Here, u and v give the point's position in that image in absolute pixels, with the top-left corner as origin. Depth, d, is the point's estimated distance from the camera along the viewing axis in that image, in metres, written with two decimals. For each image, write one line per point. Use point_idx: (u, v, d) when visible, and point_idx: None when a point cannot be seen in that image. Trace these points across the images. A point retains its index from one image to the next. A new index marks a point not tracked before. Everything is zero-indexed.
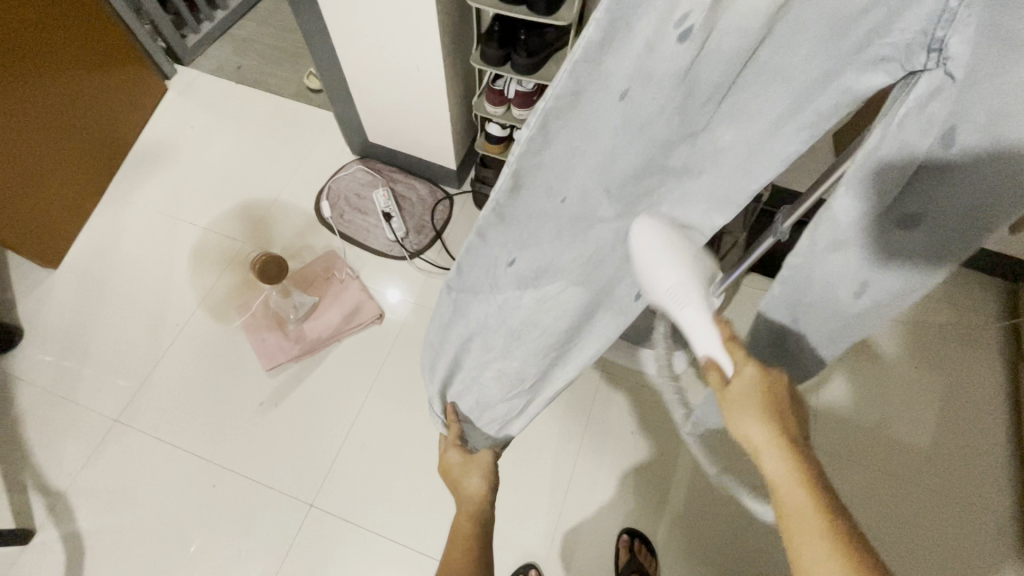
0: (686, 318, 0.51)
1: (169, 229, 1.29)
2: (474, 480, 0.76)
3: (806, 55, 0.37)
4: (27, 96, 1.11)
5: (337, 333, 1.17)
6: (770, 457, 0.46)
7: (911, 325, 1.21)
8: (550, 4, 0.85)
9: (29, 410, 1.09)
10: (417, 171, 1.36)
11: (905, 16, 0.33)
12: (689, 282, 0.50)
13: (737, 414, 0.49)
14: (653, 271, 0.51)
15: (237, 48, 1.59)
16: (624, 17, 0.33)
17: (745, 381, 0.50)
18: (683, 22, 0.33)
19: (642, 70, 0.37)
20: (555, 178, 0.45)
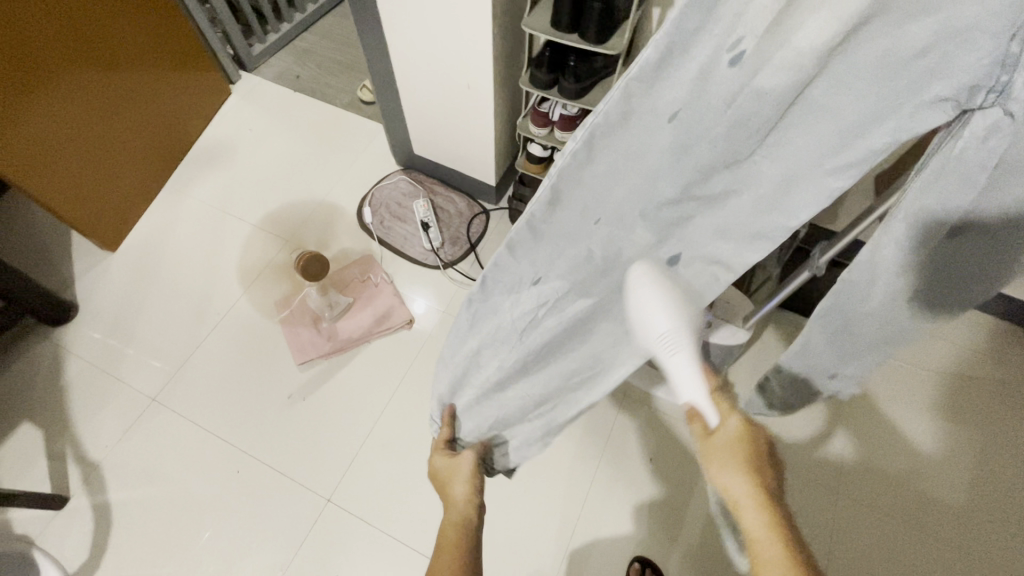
0: (674, 367, 0.47)
1: (219, 223, 1.36)
2: (459, 487, 0.73)
3: (859, 93, 0.35)
4: (98, 90, 1.19)
5: (368, 334, 1.21)
6: (753, 513, 0.44)
7: (954, 377, 1.17)
8: (602, 33, 0.88)
9: (76, 382, 1.15)
10: (456, 185, 1.40)
11: (965, 54, 0.31)
12: (682, 330, 0.46)
13: (720, 469, 0.47)
14: (647, 311, 0.46)
15: (298, 58, 1.68)
16: (679, 42, 0.33)
17: (727, 434, 0.48)
18: (736, 47, 0.34)
19: (698, 95, 0.36)
20: (592, 201, 0.45)
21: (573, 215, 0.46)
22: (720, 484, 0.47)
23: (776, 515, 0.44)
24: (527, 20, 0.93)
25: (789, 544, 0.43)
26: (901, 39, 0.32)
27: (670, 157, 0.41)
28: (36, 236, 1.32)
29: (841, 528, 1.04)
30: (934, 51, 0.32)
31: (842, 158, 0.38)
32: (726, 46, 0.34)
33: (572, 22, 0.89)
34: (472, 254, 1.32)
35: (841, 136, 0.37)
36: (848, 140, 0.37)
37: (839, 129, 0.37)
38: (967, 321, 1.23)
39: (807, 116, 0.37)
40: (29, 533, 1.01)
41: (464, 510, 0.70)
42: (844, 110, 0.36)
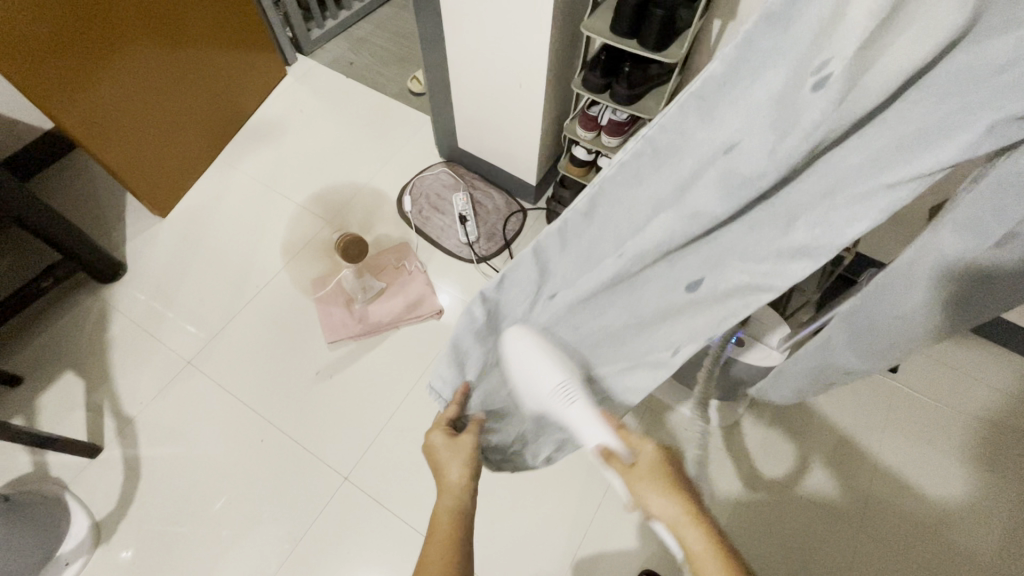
0: (575, 415, 0.54)
1: (264, 199, 1.40)
2: (455, 471, 0.62)
3: (925, 111, 0.34)
4: (168, 64, 1.25)
5: (398, 320, 1.22)
6: (689, 530, 0.48)
7: (989, 426, 1.12)
8: (661, 42, 0.88)
9: (118, 337, 1.20)
10: (496, 181, 1.41)
11: None
12: (573, 381, 0.55)
13: (646, 495, 0.51)
14: (539, 369, 0.54)
15: (353, 46, 1.72)
16: (750, 61, 0.35)
17: (646, 459, 0.52)
18: (821, 71, 0.34)
19: (761, 129, 0.37)
20: (624, 223, 0.45)
21: (603, 230, 0.46)
22: (649, 510, 0.51)
23: (707, 524, 0.48)
24: (586, 23, 0.93)
25: (728, 558, 0.46)
26: (979, 57, 0.31)
27: (719, 192, 0.40)
28: (94, 195, 1.38)
29: (859, 564, 1.01)
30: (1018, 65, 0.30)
31: (888, 176, 0.36)
32: (810, 69, 0.34)
33: (633, 29, 0.89)
34: (506, 251, 1.33)
35: (898, 149, 0.35)
36: (902, 157, 0.35)
37: (895, 141, 0.35)
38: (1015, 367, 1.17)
39: (869, 132, 0.37)
40: (63, 477, 1.06)
41: (460, 496, 0.61)
42: (903, 124, 0.35)
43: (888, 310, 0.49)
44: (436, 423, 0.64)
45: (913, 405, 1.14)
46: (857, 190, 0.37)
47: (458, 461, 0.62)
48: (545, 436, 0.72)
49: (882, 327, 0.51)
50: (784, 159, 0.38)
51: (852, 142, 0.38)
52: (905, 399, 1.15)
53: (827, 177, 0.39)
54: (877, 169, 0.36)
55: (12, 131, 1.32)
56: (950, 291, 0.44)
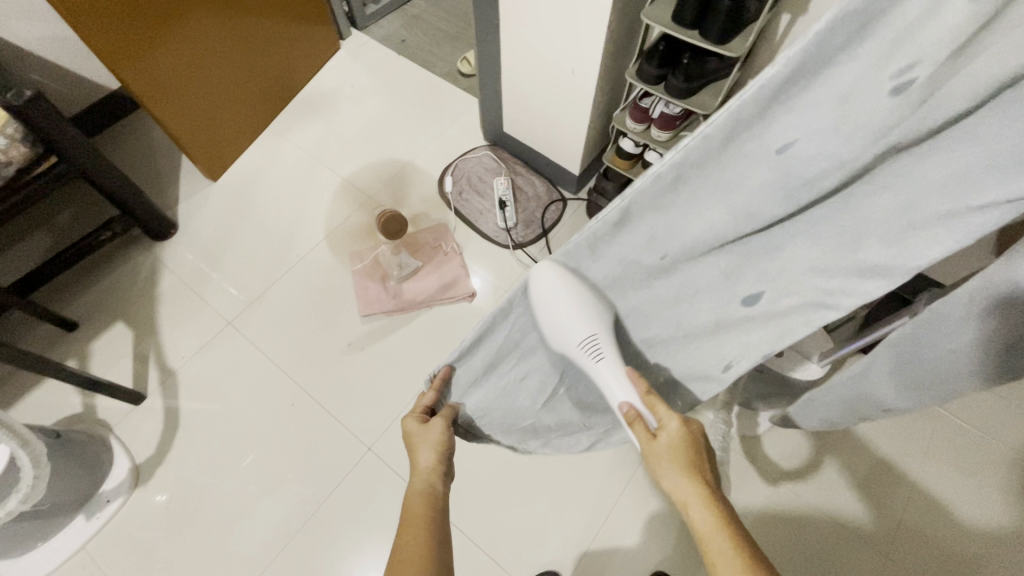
0: (600, 372, 0.57)
1: (311, 170, 1.43)
2: (426, 454, 0.64)
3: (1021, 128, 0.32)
4: (229, 30, 1.28)
5: (431, 299, 1.24)
6: (699, 508, 0.50)
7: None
8: (725, 35, 0.84)
9: (166, 293, 1.26)
10: (539, 168, 1.40)
11: None
12: (603, 335, 0.57)
13: (663, 471, 0.53)
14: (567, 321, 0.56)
15: (406, 23, 1.72)
16: (808, 68, 0.36)
17: (668, 436, 0.53)
18: (906, 72, 0.35)
19: (819, 131, 0.40)
20: (663, 229, 0.50)
21: (640, 240, 0.52)
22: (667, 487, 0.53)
23: (713, 497, 0.50)
24: (646, 10, 0.90)
25: (734, 533, 0.47)
26: None
27: (771, 192, 0.44)
28: (153, 155, 1.44)
29: None
30: None
31: (969, 199, 0.35)
32: (894, 71, 0.35)
33: (696, 17, 0.86)
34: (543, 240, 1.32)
35: (987, 169, 0.34)
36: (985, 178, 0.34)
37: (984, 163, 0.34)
38: None
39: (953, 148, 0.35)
40: (108, 420, 1.13)
41: (431, 481, 0.62)
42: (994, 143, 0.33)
43: (936, 343, 0.49)
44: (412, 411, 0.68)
45: (960, 436, 1.08)
46: (938, 209, 0.37)
47: (429, 444, 0.64)
48: (571, 443, 0.78)
49: (927, 357, 0.51)
50: (841, 152, 0.41)
51: (932, 159, 0.37)
52: (948, 427, 1.09)
53: (904, 192, 0.39)
54: (957, 192, 0.36)
55: (81, 89, 1.38)
56: (1005, 320, 0.43)
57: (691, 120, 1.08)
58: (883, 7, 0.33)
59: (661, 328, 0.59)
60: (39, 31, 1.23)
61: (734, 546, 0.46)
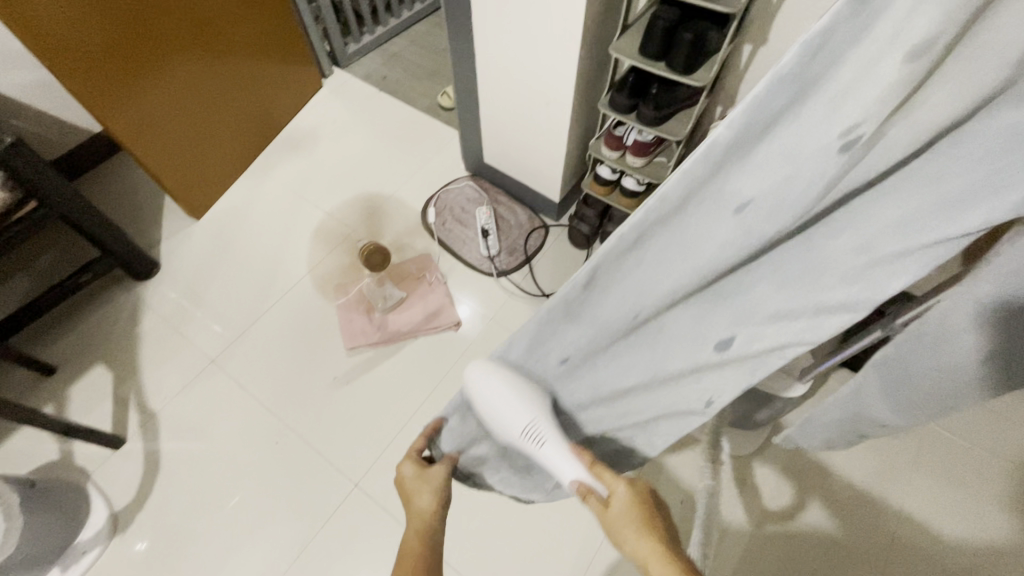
0: (547, 455, 0.61)
1: (295, 206, 1.44)
2: (425, 498, 0.65)
3: (968, 166, 0.35)
4: (210, 70, 1.30)
5: (415, 330, 1.24)
6: (659, 568, 0.50)
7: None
8: (689, 65, 0.88)
9: (147, 334, 1.25)
10: (519, 197, 1.43)
11: None
12: (541, 420, 0.61)
13: (621, 536, 0.54)
14: (506, 418, 0.62)
15: (387, 60, 1.77)
16: (752, 129, 0.36)
17: (619, 501, 0.55)
18: (854, 130, 0.35)
19: (772, 190, 0.39)
20: (633, 292, 0.51)
21: (613, 300, 0.53)
22: (628, 551, 0.53)
23: (667, 551, 0.51)
24: (614, 44, 0.94)
25: None
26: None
27: (729, 244, 0.43)
28: (135, 196, 1.44)
29: None
30: None
31: (924, 237, 0.38)
32: (841, 131, 0.35)
33: (661, 50, 0.90)
34: (526, 267, 1.34)
35: (940, 207, 0.37)
36: (947, 215, 0.37)
37: (938, 203, 0.37)
38: None
39: (908, 187, 0.39)
40: (86, 466, 1.10)
41: (430, 523, 0.63)
42: (946, 181, 0.36)
43: (917, 368, 0.51)
44: (407, 456, 0.68)
45: (948, 449, 1.09)
46: (893, 247, 0.40)
47: (429, 488, 0.66)
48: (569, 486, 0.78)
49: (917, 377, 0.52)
50: (794, 208, 0.40)
51: (886, 199, 0.40)
52: (932, 438, 1.10)
53: (862, 232, 0.41)
54: (915, 230, 0.38)
55: (63, 132, 1.39)
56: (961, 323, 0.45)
57: (664, 145, 1.11)
58: (818, 74, 0.33)
59: (640, 372, 0.59)
60: (21, 78, 1.25)
61: None
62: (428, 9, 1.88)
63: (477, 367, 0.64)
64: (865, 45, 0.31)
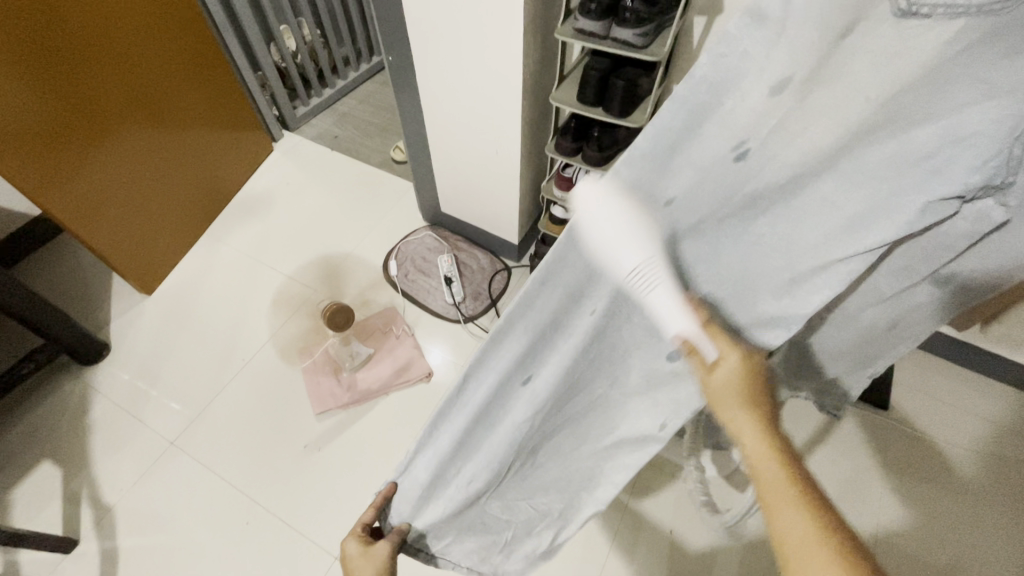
0: (655, 301, 0.42)
1: (252, 271, 1.41)
2: None
3: (862, 192, 0.39)
4: (156, 143, 1.30)
5: (387, 386, 1.22)
6: (764, 451, 0.44)
7: (991, 458, 1.13)
8: (624, 108, 0.93)
9: (99, 421, 1.17)
10: (479, 242, 1.45)
11: (959, 163, 0.36)
12: (655, 260, 0.39)
13: (726, 405, 0.46)
14: (621, 247, 0.38)
15: (337, 119, 1.80)
16: (663, 142, 0.36)
17: (729, 369, 0.45)
18: (742, 145, 0.37)
19: (692, 190, 0.38)
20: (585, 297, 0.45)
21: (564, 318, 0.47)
22: (726, 419, 0.47)
23: (768, 427, 0.46)
24: (554, 94, 0.99)
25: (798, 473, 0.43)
26: (906, 143, 0.37)
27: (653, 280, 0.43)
28: (81, 277, 1.39)
29: None
30: (941, 153, 0.36)
31: (836, 254, 0.40)
32: (733, 144, 0.37)
33: (597, 96, 0.95)
34: (492, 309, 1.35)
35: (847, 230, 0.40)
36: (857, 231, 0.39)
37: (844, 223, 0.40)
38: (995, 396, 1.20)
39: (815, 210, 0.40)
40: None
41: None
42: (847, 205, 0.39)
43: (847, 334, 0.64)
44: (354, 531, 0.67)
45: (919, 452, 1.14)
46: (812, 264, 0.41)
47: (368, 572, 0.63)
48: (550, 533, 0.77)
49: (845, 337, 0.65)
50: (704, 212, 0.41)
51: (803, 221, 0.41)
52: (896, 434, 1.16)
53: (784, 253, 0.42)
54: (829, 249, 0.40)
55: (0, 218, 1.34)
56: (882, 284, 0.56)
57: None
58: (707, 102, 0.35)
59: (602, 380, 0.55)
60: None
61: (804, 497, 0.41)
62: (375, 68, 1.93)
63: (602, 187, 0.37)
64: (741, 78, 0.34)
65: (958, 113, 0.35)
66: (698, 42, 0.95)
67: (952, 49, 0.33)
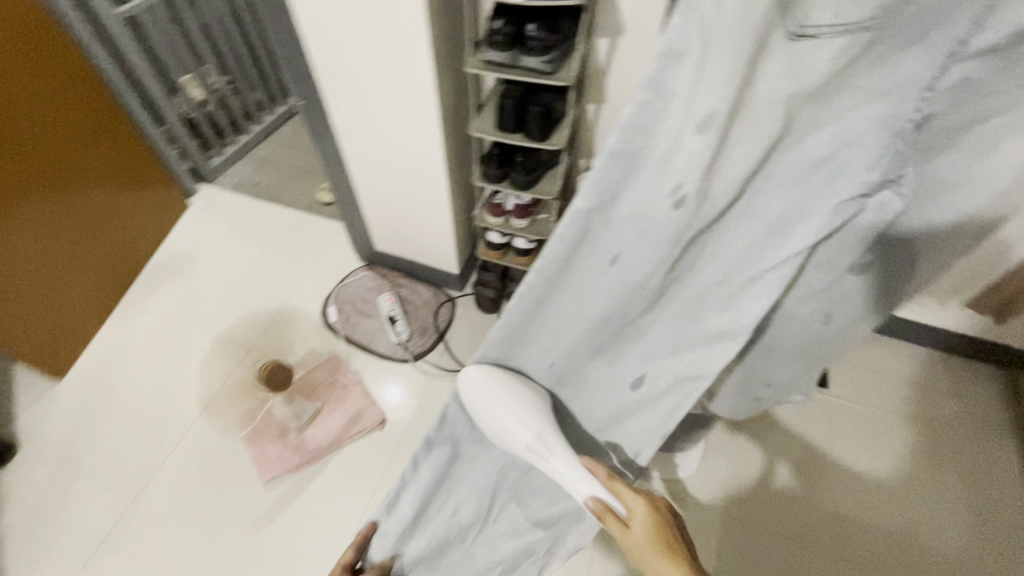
0: (556, 469, 0.58)
1: (177, 338, 1.32)
2: None
3: (782, 197, 0.46)
4: (52, 213, 1.18)
5: (338, 441, 1.16)
6: None
7: (934, 434, 1.19)
8: (544, 130, 0.95)
9: (16, 530, 1.06)
10: (419, 275, 1.42)
11: (851, 165, 0.44)
12: (544, 434, 0.58)
13: (644, 555, 0.56)
14: (513, 428, 0.57)
15: (256, 166, 1.72)
16: (605, 188, 0.41)
17: (639, 522, 0.57)
18: (679, 191, 0.41)
19: (633, 243, 0.45)
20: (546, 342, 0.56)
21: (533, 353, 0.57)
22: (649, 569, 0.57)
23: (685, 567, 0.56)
24: (472, 124, 0.99)
25: None
26: (807, 152, 0.45)
27: (617, 296, 0.49)
28: None
29: None
30: (835, 157, 0.44)
31: (768, 259, 0.48)
32: (670, 191, 0.41)
33: (515, 122, 0.96)
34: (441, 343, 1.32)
35: (774, 233, 0.47)
36: (782, 236, 0.47)
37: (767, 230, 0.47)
38: (920, 357, 1.29)
39: (741, 221, 0.49)
40: None
41: None
42: (767, 212, 0.47)
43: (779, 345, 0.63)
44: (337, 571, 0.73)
45: (871, 457, 1.17)
46: (750, 271, 0.49)
47: None
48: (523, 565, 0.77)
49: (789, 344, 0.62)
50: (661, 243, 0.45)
51: (733, 233, 0.49)
52: (839, 410, 1.22)
53: (721, 263, 0.50)
54: (763, 252, 0.48)
55: None
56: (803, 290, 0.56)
57: (543, 205, 1.19)
58: (644, 146, 0.40)
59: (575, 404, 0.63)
60: None
61: None
62: (287, 112, 1.84)
63: (485, 378, 0.57)
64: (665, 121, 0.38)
65: (848, 116, 0.43)
66: (606, 64, 0.99)
67: (834, 65, 0.39)
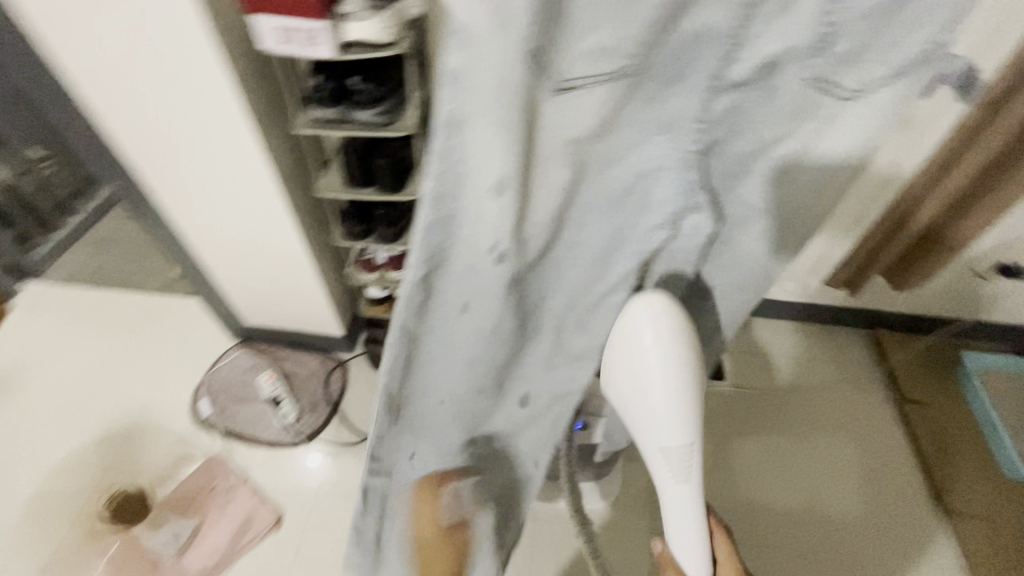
0: (677, 491, 0.49)
1: (9, 476, 1.12)
2: None
3: (598, 233, 0.47)
4: None
5: (224, 558, 1.04)
6: None
7: (818, 401, 1.28)
8: (396, 180, 0.88)
9: None
10: (301, 343, 1.28)
11: (658, 191, 0.44)
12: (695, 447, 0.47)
13: None
14: (664, 428, 0.46)
15: (94, 249, 1.48)
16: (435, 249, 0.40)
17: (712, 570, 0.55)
18: (496, 250, 0.41)
19: (476, 292, 0.44)
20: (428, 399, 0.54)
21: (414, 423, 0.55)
22: None
23: None
24: (319, 185, 0.92)
25: None
26: (611, 185, 0.44)
27: (478, 348, 0.49)
28: None
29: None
30: (638, 189, 0.45)
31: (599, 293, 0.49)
32: (488, 245, 0.41)
33: (364, 175, 0.89)
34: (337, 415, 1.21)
35: (598, 266, 0.48)
36: (606, 264, 0.49)
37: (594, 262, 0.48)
38: (798, 332, 1.38)
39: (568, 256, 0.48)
40: None
41: None
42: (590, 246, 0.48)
43: None
44: None
45: (770, 439, 1.23)
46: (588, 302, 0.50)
47: None
48: None
49: None
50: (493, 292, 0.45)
51: (565, 268, 0.49)
52: (734, 399, 1.28)
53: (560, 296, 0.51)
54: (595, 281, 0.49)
55: None
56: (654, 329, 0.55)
57: None
58: (454, 205, 0.38)
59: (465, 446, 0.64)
60: None
61: None
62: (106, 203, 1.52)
63: (657, 312, 0.45)
64: (466, 175, 0.36)
65: (637, 153, 0.43)
66: None
67: (612, 106, 0.38)
